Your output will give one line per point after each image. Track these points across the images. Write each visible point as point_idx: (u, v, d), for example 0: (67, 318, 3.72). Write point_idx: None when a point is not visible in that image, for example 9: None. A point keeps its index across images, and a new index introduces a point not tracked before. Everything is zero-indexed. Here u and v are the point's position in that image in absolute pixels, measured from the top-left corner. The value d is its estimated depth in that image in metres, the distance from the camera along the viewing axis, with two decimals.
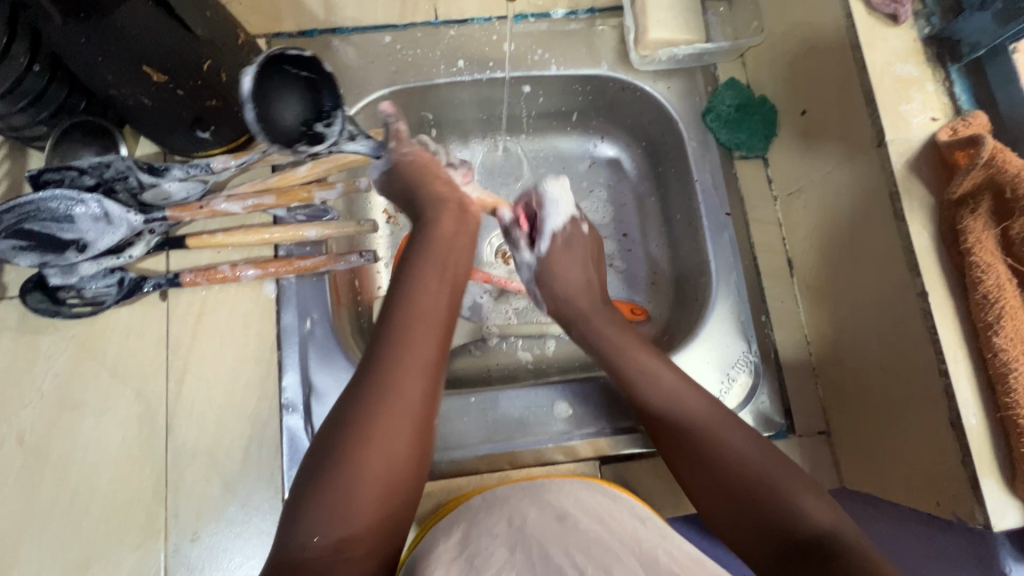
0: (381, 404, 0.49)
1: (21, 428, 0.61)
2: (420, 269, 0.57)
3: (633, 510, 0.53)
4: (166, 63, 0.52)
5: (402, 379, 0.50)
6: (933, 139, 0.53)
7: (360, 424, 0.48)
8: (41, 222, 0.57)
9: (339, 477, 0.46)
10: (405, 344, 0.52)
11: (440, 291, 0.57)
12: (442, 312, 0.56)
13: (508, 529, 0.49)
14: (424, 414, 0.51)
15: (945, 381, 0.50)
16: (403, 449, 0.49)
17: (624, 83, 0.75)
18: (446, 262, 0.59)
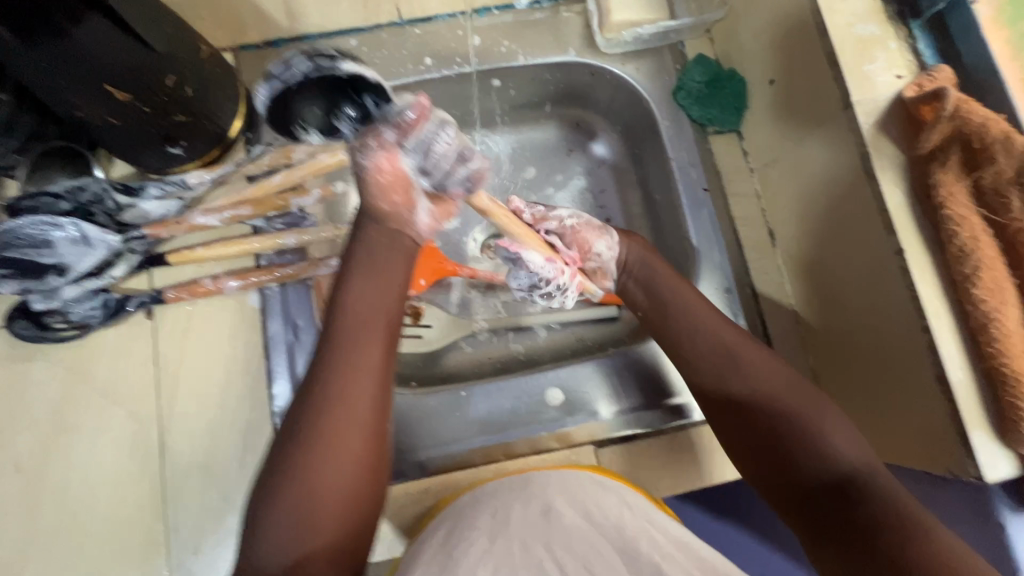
0: (316, 425, 0.48)
1: (17, 455, 0.61)
2: (352, 274, 0.54)
3: (626, 495, 0.52)
4: (129, 81, 0.52)
5: (337, 399, 0.49)
6: (899, 97, 0.53)
7: (301, 446, 0.48)
8: (19, 250, 0.58)
9: (286, 499, 0.46)
10: (348, 353, 0.50)
11: (374, 290, 0.53)
12: (378, 317, 0.53)
13: (492, 520, 0.50)
14: (371, 426, 0.49)
15: (928, 337, 0.50)
16: (349, 464, 0.48)
17: (593, 68, 0.75)
18: (380, 259, 0.54)
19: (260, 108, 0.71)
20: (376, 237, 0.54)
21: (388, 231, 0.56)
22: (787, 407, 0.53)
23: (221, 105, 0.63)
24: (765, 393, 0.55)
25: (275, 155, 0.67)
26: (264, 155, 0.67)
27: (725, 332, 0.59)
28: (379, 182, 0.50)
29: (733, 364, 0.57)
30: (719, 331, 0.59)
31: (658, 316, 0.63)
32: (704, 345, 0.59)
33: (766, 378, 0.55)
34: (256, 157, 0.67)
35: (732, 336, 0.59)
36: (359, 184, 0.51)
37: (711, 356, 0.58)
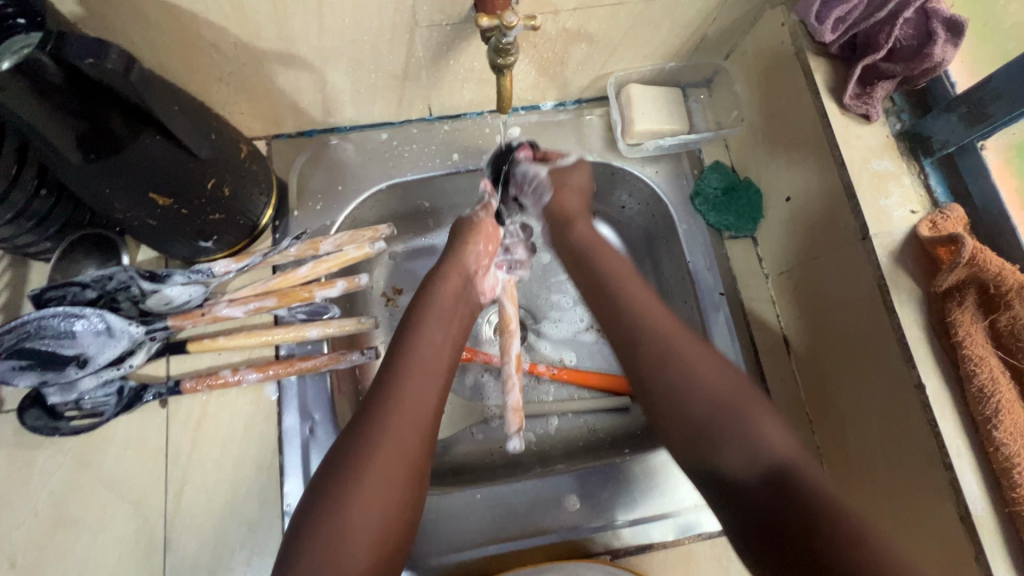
0: (376, 441, 0.51)
1: (12, 551, 0.59)
2: (417, 328, 0.60)
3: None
4: (172, 187, 0.54)
5: (398, 423, 0.52)
6: (913, 233, 0.55)
7: (356, 464, 0.50)
8: (42, 340, 0.58)
9: (331, 514, 0.47)
10: (398, 386, 0.54)
11: (432, 340, 0.59)
12: (440, 360, 0.58)
13: None
14: (417, 456, 0.52)
15: (950, 475, 0.50)
16: (395, 480, 0.50)
17: (613, 168, 0.78)
18: (440, 317, 0.62)
19: (290, 195, 0.73)
20: (444, 288, 0.64)
21: (444, 288, 0.64)
22: (748, 415, 0.53)
23: (253, 201, 0.64)
24: (716, 398, 0.54)
25: (301, 247, 0.68)
26: (292, 246, 0.68)
27: (691, 355, 0.57)
28: (477, 250, 0.68)
29: (682, 365, 0.56)
30: (702, 375, 0.56)
31: (624, 337, 0.60)
32: (676, 375, 0.56)
33: (771, 438, 0.51)
34: (285, 248, 0.68)
35: (718, 377, 0.55)
36: (457, 251, 0.68)
37: (674, 360, 0.57)
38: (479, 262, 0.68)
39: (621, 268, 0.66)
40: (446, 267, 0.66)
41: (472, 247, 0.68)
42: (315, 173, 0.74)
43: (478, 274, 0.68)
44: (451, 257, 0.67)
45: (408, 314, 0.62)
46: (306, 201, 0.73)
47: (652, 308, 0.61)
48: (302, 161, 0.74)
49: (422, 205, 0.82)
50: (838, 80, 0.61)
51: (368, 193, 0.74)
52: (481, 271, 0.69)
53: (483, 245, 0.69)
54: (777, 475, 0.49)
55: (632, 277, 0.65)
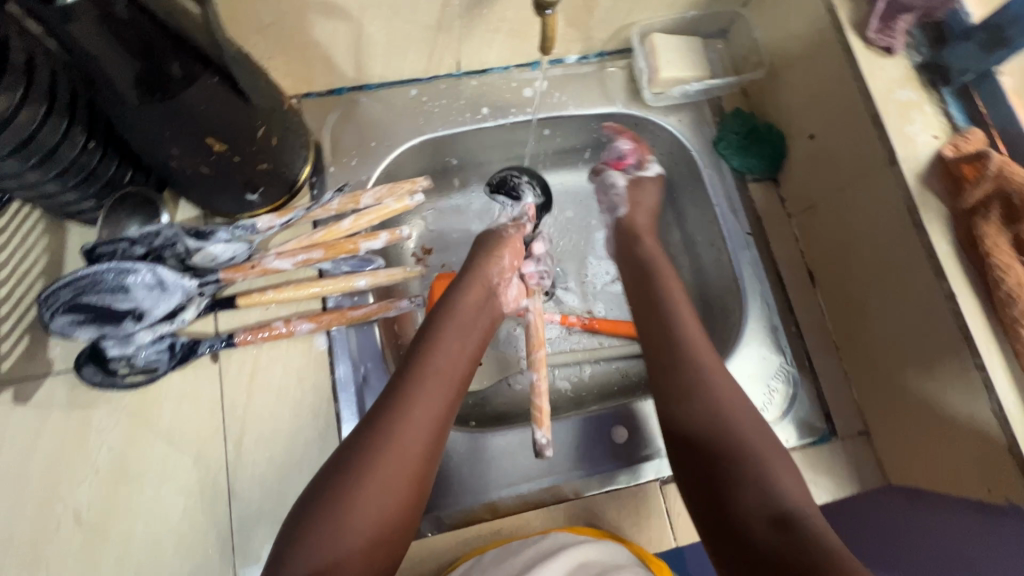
0: (380, 445, 0.51)
1: (77, 506, 0.59)
2: (439, 332, 0.60)
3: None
4: (227, 133, 0.54)
5: (412, 425, 0.53)
6: (939, 155, 0.59)
7: (367, 449, 0.51)
8: (97, 294, 0.57)
9: (324, 513, 0.47)
10: (417, 392, 0.55)
11: (453, 347, 0.60)
12: (454, 370, 0.58)
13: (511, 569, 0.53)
14: (423, 461, 0.52)
15: (983, 374, 0.54)
16: (388, 500, 0.49)
17: (637, 119, 0.80)
18: (462, 326, 0.62)
19: (325, 153, 0.73)
20: (466, 298, 0.65)
21: (469, 297, 0.65)
22: (752, 452, 0.51)
23: (296, 152, 0.65)
24: (737, 431, 0.52)
25: (343, 201, 0.69)
26: (333, 200, 0.69)
27: (717, 386, 0.56)
28: (500, 264, 0.70)
29: (707, 388, 0.55)
30: (701, 353, 0.58)
31: (655, 341, 0.61)
32: (699, 398, 0.55)
33: (784, 485, 0.49)
34: (326, 202, 0.69)
35: (743, 415, 0.53)
36: (479, 264, 0.69)
37: (699, 381, 0.56)
38: (501, 275, 0.69)
39: (665, 285, 0.65)
40: (470, 278, 0.67)
41: (494, 257, 0.70)
42: (348, 130, 0.75)
43: (501, 289, 0.69)
44: (475, 266, 0.68)
45: (433, 319, 0.62)
46: (342, 158, 0.73)
47: (682, 316, 0.62)
48: (333, 118, 0.75)
49: (450, 162, 0.83)
50: (860, 17, 0.64)
51: (401, 149, 0.75)
52: (501, 284, 0.69)
53: (510, 258, 0.71)
54: (780, 515, 0.46)
55: (681, 296, 0.64)
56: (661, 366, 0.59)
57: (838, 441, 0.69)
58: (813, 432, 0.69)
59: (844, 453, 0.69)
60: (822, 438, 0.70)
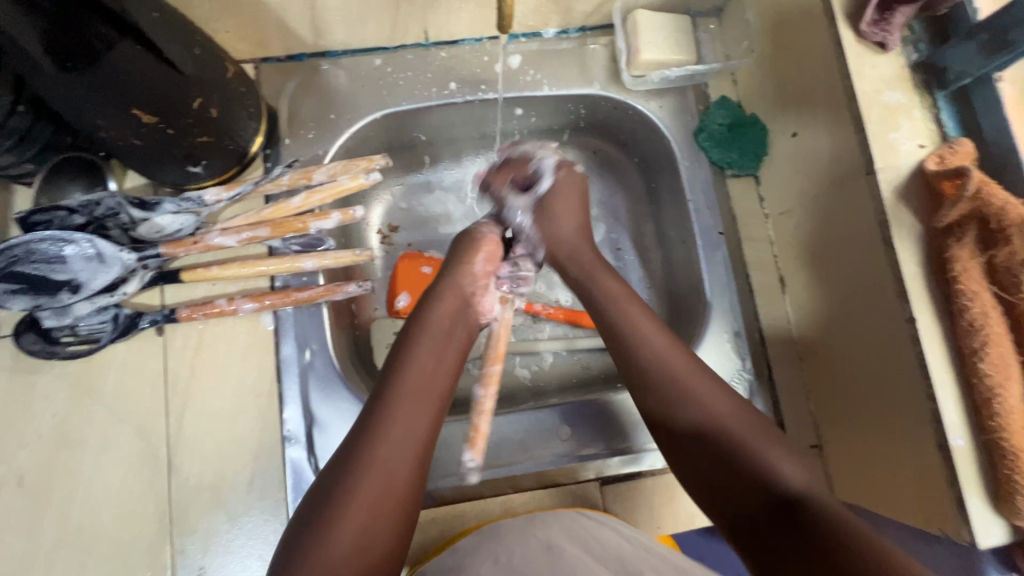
0: (366, 471, 0.50)
1: (20, 469, 0.60)
2: (412, 347, 0.59)
3: (618, 534, 0.56)
4: (158, 104, 0.51)
5: (388, 444, 0.52)
6: (920, 167, 0.54)
7: (349, 474, 0.50)
8: (33, 264, 0.56)
9: (318, 545, 0.47)
10: (393, 412, 0.54)
11: (424, 358, 0.59)
12: (434, 383, 0.57)
13: (492, 565, 0.51)
14: (410, 477, 0.52)
15: (932, 404, 0.52)
16: (377, 527, 0.49)
17: (615, 102, 0.76)
18: (436, 337, 0.61)
19: (281, 123, 0.70)
20: (440, 311, 0.62)
21: (443, 307, 0.63)
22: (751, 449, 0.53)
23: (242, 124, 0.62)
24: (729, 431, 0.54)
25: (294, 176, 0.66)
26: (284, 175, 0.66)
27: (709, 395, 0.57)
28: (472, 270, 0.65)
29: (697, 396, 0.57)
30: (668, 363, 0.59)
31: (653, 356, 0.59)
32: (687, 411, 0.56)
33: (785, 470, 0.51)
34: (276, 176, 0.66)
35: (739, 421, 0.55)
36: (453, 271, 0.65)
37: (693, 394, 0.57)
38: (478, 285, 0.65)
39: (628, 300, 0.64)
40: (444, 288, 0.64)
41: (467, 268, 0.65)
42: (306, 101, 0.71)
43: (475, 298, 0.65)
44: (450, 279, 0.65)
45: (404, 336, 0.61)
46: (298, 130, 0.70)
47: (657, 334, 0.61)
48: (292, 86, 0.71)
49: (418, 138, 0.79)
50: (856, 6, 0.58)
51: (362, 124, 0.72)
52: (480, 297, 0.66)
53: (485, 262, 0.66)
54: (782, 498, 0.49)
55: (653, 322, 0.62)
56: (647, 376, 0.59)
57: None
58: None
59: None
60: None
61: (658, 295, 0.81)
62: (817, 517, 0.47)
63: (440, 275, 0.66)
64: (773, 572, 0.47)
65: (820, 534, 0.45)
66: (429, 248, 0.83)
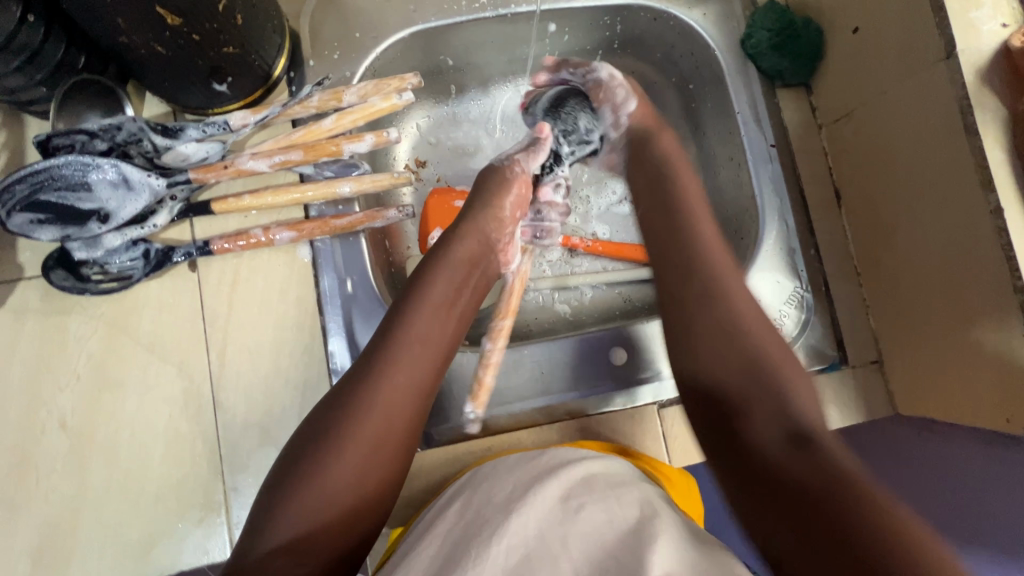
0: (363, 407, 0.48)
1: (61, 412, 0.58)
2: (426, 285, 0.55)
3: (642, 494, 0.49)
4: (182, 5, 0.47)
5: (390, 387, 0.49)
6: (1005, 47, 0.50)
7: (343, 412, 0.47)
8: (56, 192, 0.53)
9: (302, 483, 0.45)
10: (396, 354, 0.51)
11: (436, 299, 0.55)
12: (444, 330, 0.54)
13: (506, 502, 0.48)
14: (406, 422, 0.49)
15: (1020, 297, 0.49)
16: (371, 465, 0.47)
17: (656, 12, 0.71)
18: (451, 279, 0.57)
19: (303, 44, 0.66)
20: (464, 246, 0.59)
21: (461, 247, 0.59)
22: (771, 383, 0.48)
23: (267, 38, 0.58)
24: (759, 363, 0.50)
25: (324, 98, 0.62)
26: (313, 96, 0.62)
27: (750, 322, 0.52)
28: (501, 214, 0.62)
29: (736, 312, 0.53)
30: (714, 279, 0.55)
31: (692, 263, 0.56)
32: (721, 318, 0.53)
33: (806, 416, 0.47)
34: (305, 98, 0.62)
35: (771, 345, 0.51)
36: (477, 211, 0.61)
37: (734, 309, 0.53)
38: (501, 230, 0.62)
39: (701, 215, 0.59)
40: (467, 228, 0.60)
41: (497, 213, 0.62)
42: (328, 19, 0.66)
43: (504, 249, 0.63)
44: (475, 214, 0.61)
45: (419, 271, 0.57)
46: (322, 50, 0.66)
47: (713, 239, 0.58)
48: (312, 4, 0.67)
49: (445, 62, 0.74)
50: None
51: (389, 43, 0.67)
52: (502, 242, 0.63)
53: (513, 204, 0.63)
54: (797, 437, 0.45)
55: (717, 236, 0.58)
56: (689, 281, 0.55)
57: (848, 369, 0.66)
58: (823, 359, 0.66)
59: (853, 382, 0.66)
60: (832, 366, 0.66)
61: None
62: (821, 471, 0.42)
63: (465, 212, 0.62)
64: (755, 518, 0.43)
65: (816, 484, 0.41)
66: (460, 183, 0.79)
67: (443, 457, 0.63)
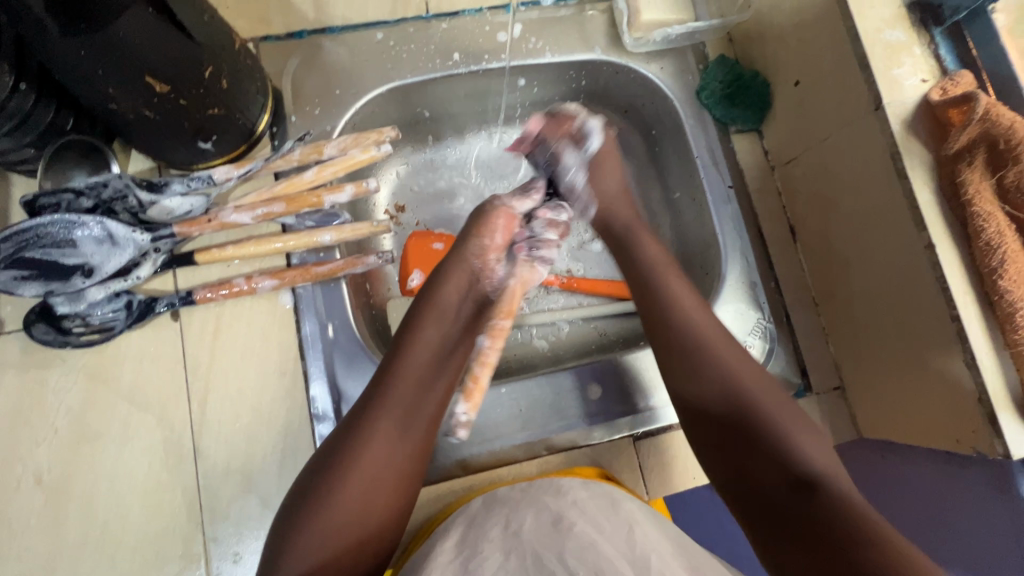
0: (356, 452, 0.50)
1: (37, 467, 0.58)
2: (417, 325, 0.58)
3: (631, 514, 0.53)
4: (170, 73, 0.50)
5: (381, 429, 0.51)
6: (925, 99, 0.56)
7: (342, 454, 0.50)
8: (42, 248, 0.55)
9: (305, 527, 0.47)
10: (386, 397, 0.53)
11: (427, 338, 0.57)
12: (433, 368, 0.56)
13: (503, 533, 0.51)
14: (397, 461, 0.51)
15: (958, 325, 0.53)
16: (369, 516, 0.49)
17: (618, 67, 0.76)
18: (439, 315, 0.58)
19: (285, 101, 0.69)
20: (449, 284, 0.60)
21: (446, 282, 0.60)
22: (788, 438, 0.51)
23: (251, 99, 0.61)
24: (745, 387, 0.54)
25: (305, 151, 0.66)
26: (295, 150, 0.66)
27: (747, 381, 0.55)
28: (486, 243, 0.61)
29: (733, 376, 0.55)
30: (688, 310, 0.59)
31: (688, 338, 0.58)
32: (716, 381, 0.55)
33: (820, 469, 0.50)
34: (287, 152, 0.65)
35: (769, 401, 0.54)
36: (465, 241, 0.62)
37: (733, 373, 0.55)
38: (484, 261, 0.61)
39: (682, 286, 0.61)
40: (451, 264, 0.61)
41: (483, 241, 0.61)
42: (310, 77, 0.70)
43: (485, 271, 0.61)
44: (460, 249, 0.61)
45: (411, 309, 0.60)
46: (303, 106, 0.69)
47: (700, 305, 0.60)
48: (294, 64, 0.71)
49: (422, 114, 0.78)
50: None
51: (368, 99, 0.71)
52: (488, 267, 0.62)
53: (500, 235, 0.62)
54: (809, 491, 0.48)
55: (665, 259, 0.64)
56: (676, 352, 0.58)
57: (813, 396, 0.69)
58: (789, 387, 0.69)
59: (818, 408, 0.69)
60: (797, 393, 0.69)
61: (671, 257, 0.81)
62: (836, 507, 0.46)
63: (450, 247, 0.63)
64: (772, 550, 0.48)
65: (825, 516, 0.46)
66: (438, 226, 0.82)
67: (425, 496, 0.63)
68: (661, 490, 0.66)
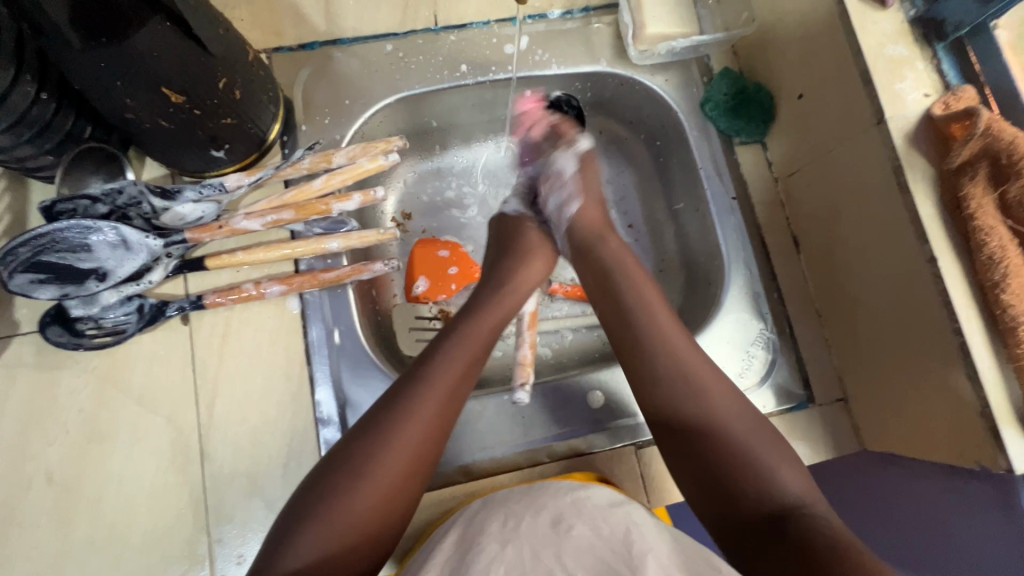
0: (402, 438, 0.51)
1: (48, 466, 0.59)
2: (469, 324, 0.60)
3: (628, 514, 0.53)
4: (185, 84, 0.52)
5: (427, 420, 0.52)
6: (928, 114, 0.57)
7: (386, 437, 0.50)
8: (57, 253, 0.56)
9: (340, 504, 0.47)
10: (435, 390, 0.54)
11: (477, 339, 0.59)
12: (477, 371, 0.58)
13: (502, 528, 0.52)
14: (432, 452, 0.52)
15: (959, 338, 0.53)
16: (402, 488, 0.50)
17: (623, 78, 0.78)
18: (490, 319, 0.61)
19: (296, 110, 0.71)
20: (498, 294, 0.64)
21: (499, 291, 0.63)
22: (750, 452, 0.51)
23: (263, 108, 0.63)
24: (710, 400, 0.54)
25: (314, 160, 0.67)
26: (304, 159, 0.67)
27: (712, 390, 0.54)
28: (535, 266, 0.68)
29: (705, 399, 0.54)
30: (659, 317, 0.58)
31: (643, 346, 0.57)
32: (687, 394, 0.54)
33: (785, 477, 0.50)
34: (297, 161, 0.67)
35: (732, 412, 0.53)
36: (519, 260, 0.67)
37: (700, 396, 0.54)
38: (531, 285, 0.67)
39: (660, 304, 0.60)
40: (501, 274, 0.65)
41: (534, 266, 0.68)
42: (320, 87, 0.72)
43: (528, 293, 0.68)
44: (511, 266, 0.66)
45: (460, 306, 0.62)
46: (314, 116, 0.71)
47: (663, 317, 0.59)
48: (305, 74, 0.72)
49: (430, 123, 0.80)
50: None
51: (377, 109, 0.72)
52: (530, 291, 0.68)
53: (543, 263, 0.69)
54: (779, 507, 0.48)
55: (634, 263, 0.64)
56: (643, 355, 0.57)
57: (816, 407, 0.69)
58: (791, 398, 0.69)
59: (820, 420, 0.69)
60: (800, 405, 0.69)
61: (674, 267, 0.82)
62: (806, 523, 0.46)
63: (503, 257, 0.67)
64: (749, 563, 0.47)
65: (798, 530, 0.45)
66: (444, 233, 0.83)
67: (427, 500, 0.63)
68: (662, 499, 0.66)
